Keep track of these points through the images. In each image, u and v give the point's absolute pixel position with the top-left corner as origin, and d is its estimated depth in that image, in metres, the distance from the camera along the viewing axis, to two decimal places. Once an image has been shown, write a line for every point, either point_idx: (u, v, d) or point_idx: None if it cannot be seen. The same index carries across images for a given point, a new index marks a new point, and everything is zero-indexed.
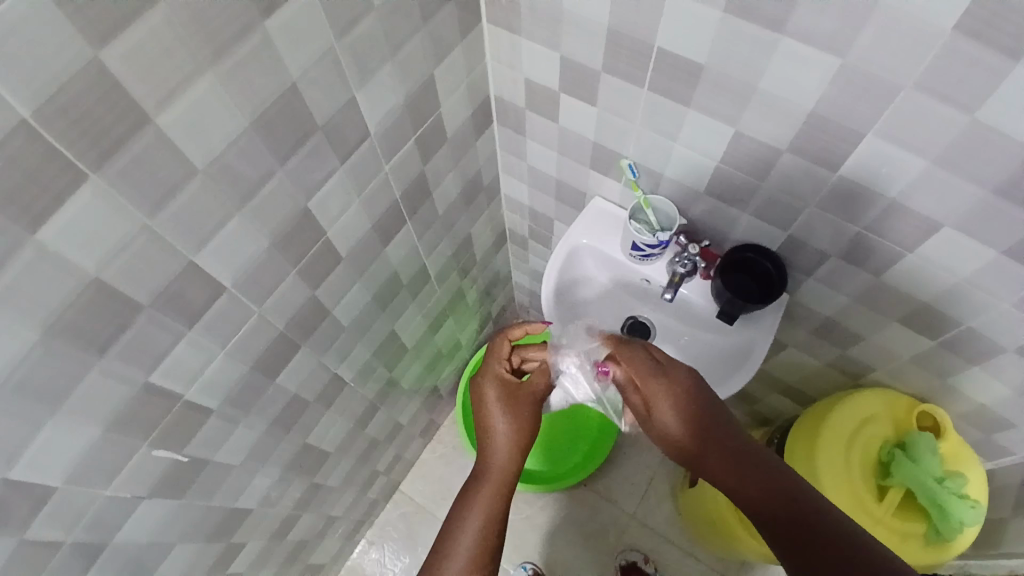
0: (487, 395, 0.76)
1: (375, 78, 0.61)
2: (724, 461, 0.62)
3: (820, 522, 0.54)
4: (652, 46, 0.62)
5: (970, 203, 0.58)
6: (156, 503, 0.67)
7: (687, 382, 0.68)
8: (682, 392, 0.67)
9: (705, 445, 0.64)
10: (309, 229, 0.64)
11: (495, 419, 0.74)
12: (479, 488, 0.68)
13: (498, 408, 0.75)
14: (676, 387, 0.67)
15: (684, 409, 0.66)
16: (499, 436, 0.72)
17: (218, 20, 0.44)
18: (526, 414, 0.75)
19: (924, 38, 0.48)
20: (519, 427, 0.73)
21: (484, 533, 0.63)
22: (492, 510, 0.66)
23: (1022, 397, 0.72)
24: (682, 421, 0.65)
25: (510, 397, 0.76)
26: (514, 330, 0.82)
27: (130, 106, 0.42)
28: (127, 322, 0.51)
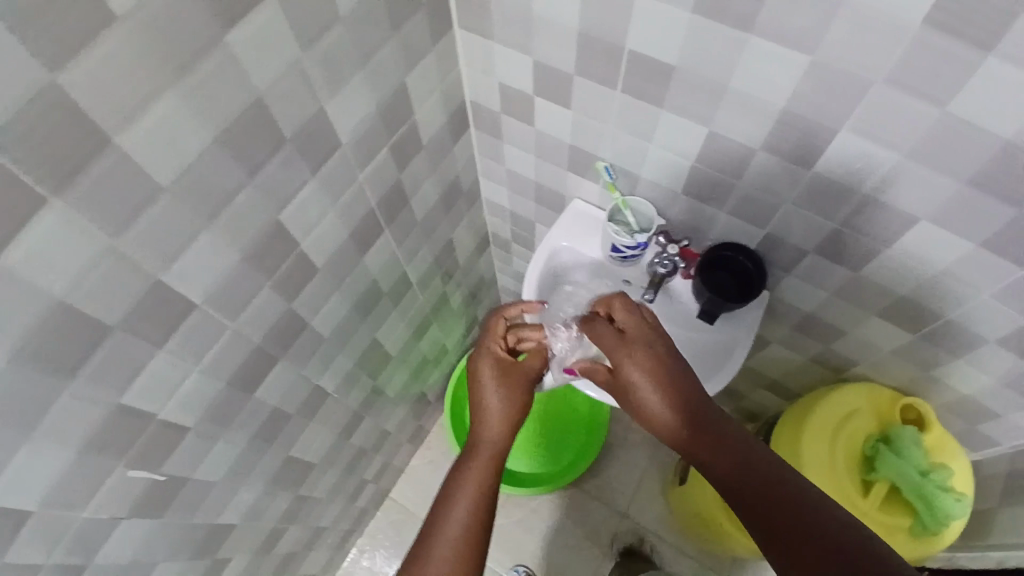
0: (480, 375, 0.76)
1: (346, 88, 0.61)
2: (711, 443, 0.60)
3: (806, 509, 0.53)
4: (622, 49, 0.61)
5: (943, 198, 0.58)
6: (135, 525, 0.66)
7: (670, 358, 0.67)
8: (664, 369, 0.65)
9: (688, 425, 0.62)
10: (283, 242, 0.64)
11: (487, 400, 0.73)
12: (470, 466, 0.68)
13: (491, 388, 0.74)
14: (658, 364, 0.66)
15: (667, 387, 0.64)
16: (492, 416, 0.72)
17: (179, 35, 0.43)
18: (518, 397, 0.74)
19: (893, 33, 0.48)
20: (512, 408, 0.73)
21: (474, 509, 0.64)
22: (483, 488, 0.66)
23: (1002, 388, 0.73)
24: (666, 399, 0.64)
25: (503, 377, 0.76)
26: (509, 310, 0.81)
27: (90, 127, 0.41)
28: (97, 345, 0.50)
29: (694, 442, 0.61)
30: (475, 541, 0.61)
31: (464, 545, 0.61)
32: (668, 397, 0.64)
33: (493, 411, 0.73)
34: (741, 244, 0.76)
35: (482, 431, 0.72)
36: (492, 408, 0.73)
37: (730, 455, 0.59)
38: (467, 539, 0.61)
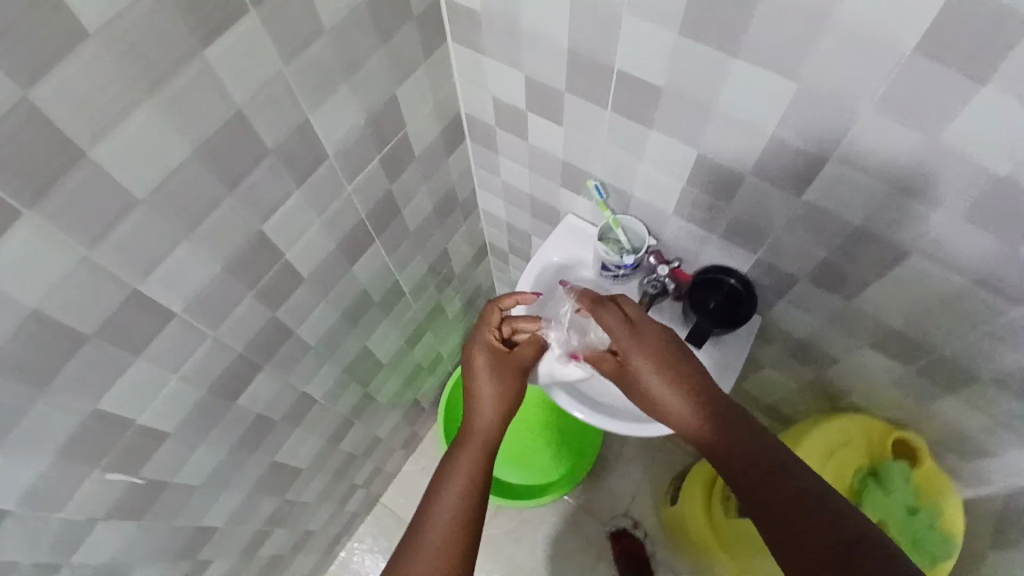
0: (474, 364, 0.77)
1: (330, 101, 0.61)
2: (717, 429, 0.61)
3: (808, 497, 0.53)
4: (612, 68, 0.61)
5: (936, 229, 0.56)
6: (114, 528, 0.67)
7: (669, 348, 0.67)
8: (666, 358, 0.66)
9: (693, 412, 0.63)
10: (265, 253, 0.64)
11: (482, 389, 0.74)
12: (463, 454, 0.68)
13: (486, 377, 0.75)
14: (659, 354, 0.66)
15: (670, 376, 0.65)
16: (486, 404, 0.73)
17: (154, 52, 0.43)
18: (511, 385, 0.76)
19: (884, 61, 0.47)
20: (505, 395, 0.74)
21: (467, 496, 0.63)
22: (476, 476, 0.65)
23: (997, 425, 0.71)
24: (669, 388, 0.64)
25: (497, 367, 0.77)
26: (505, 299, 0.81)
27: (63, 142, 0.42)
28: (72, 353, 0.51)
29: (701, 429, 0.62)
30: (468, 530, 0.60)
31: (457, 534, 0.60)
32: (675, 387, 0.64)
33: (486, 398, 0.73)
34: (732, 266, 0.76)
35: (475, 418, 0.72)
36: (485, 396, 0.74)
37: (735, 441, 0.59)
38: (459, 528, 0.60)
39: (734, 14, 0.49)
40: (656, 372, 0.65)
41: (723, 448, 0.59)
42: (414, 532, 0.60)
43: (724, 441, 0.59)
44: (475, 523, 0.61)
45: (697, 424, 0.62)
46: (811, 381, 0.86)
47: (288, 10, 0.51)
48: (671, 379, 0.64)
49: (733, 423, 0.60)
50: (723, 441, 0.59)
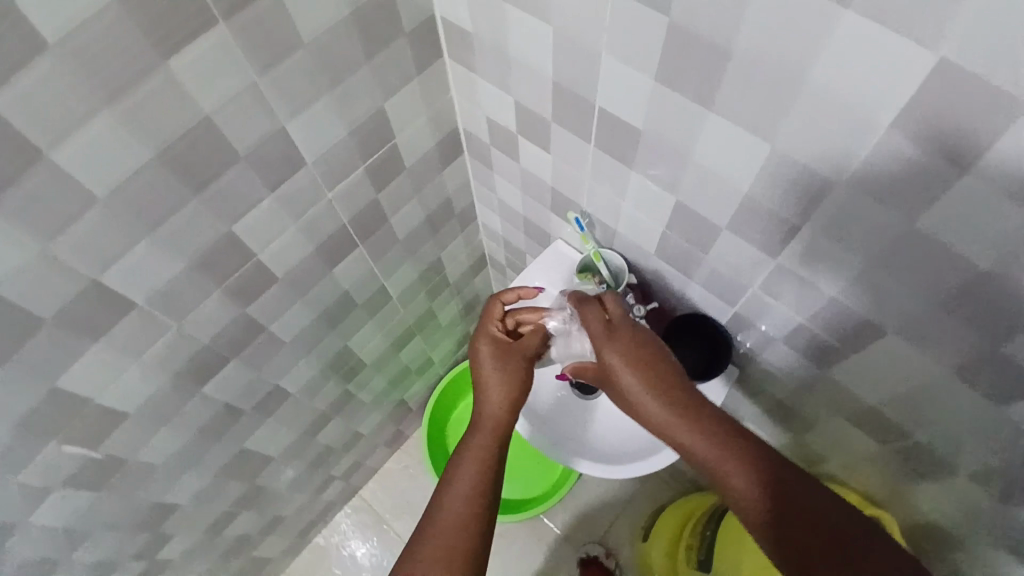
0: (478, 352, 0.73)
1: (309, 111, 0.61)
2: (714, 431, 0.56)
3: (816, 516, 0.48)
4: (593, 105, 0.59)
5: (913, 313, 0.53)
6: (71, 498, 0.70)
7: (648, 347, 0.65)
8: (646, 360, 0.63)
9: (688, 412, 0.58)
10: (236, 253, 0.65)
11: (488, 377, 0.70)
12: (468, 448, 0.64)
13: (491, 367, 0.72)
14: (637, 355, 0.64)
15: (649, 376, 0.62)
16: (492, 392, 0.69)
17: (111, 63, 0.44)
18: (521, 369, 0.72)
19: (859, 133, 0.43)
20: (512, 381, 0.70)
21: (473, 493, 0.60)
22: (481, 470, 0.62)
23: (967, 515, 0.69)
24: (647, 390, 0.61)
25: (504, 355, 0.73)
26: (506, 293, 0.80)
27: (18, 144, 0.43)
28: (28, 337, 0.53)
29: (681, 427, 0.58)
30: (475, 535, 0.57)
31: (462, 539, 0.56)
32: (656, 385, 0.61)
33: (492, 382, 0.70)
34: (710, 314, 0.75)
35: (482, 407, 0.68)
36: (490, 382, 0.70)
37: (737, 447, 0.54)
38: (464, 532, 0.57)
39: (707, 68, 0.47)
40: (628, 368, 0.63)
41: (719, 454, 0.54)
42: (418, 537, 0.58)
43: (722, 444, 0.54)
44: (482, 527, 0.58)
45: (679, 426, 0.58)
46: (790, 442, 0.87)
47: (263, 24, 0.51)
48: (651, 378, 0.62)
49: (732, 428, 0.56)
50: (720, 447, 0.54)
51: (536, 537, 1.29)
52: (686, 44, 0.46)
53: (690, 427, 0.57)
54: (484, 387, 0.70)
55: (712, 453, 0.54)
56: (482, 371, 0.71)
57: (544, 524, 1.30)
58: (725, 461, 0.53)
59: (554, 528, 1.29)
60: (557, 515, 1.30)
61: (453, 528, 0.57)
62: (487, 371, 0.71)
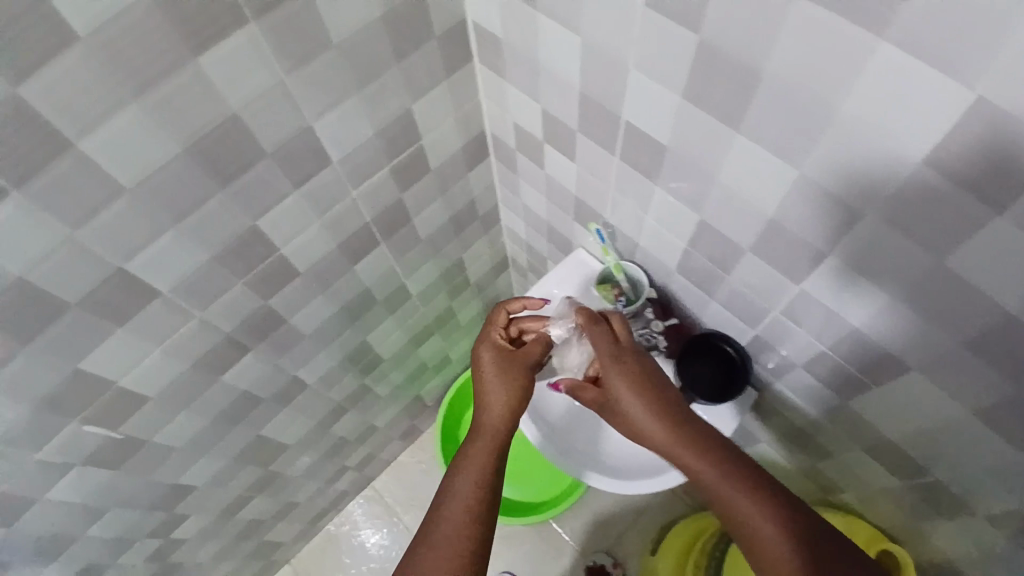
0: (480, 360, 0.73)
1: (337, 111, 0.61)
2: (721, 461, 0.58)
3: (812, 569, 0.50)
4: (619, 117, 0.58)
5: (938, 348, 0.52)
6: (91, 474, 0.72)
7: (654, 374, 0.67)
8: (654, 388, 0.64)
9: (693, 441, 0.60)
10: (260, 247, 0.66)
11: (488, 385, 0.69)
12: (469, 457, 0.64)
13: (491, 375, 0.70)
14: (645, 381, 0.65)
15: (657, 403, 0.63)
16: (493, 398, 0.68)
17: (141, 58, 0.45)
18: (522, 377, 0.70)
19: (889, 166, 0.42)
20: (512, 389, 0.69)
21: (473, 506, 0.60)
22: (482, 482, 0.62)
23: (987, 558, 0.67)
24: (654, 415, 0.62)
25: (505, 363, 0.71)
26: (513, 301, 0.78)
27: (49, 132, 0.45)
28: (53, 318, 0.55)
29: (689, 456, 0.59)
30: (474, 547, 0.58)
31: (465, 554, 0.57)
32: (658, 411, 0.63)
33: (493, 390, 0.68)
34: (730, 334, 0.74)
35: (483, 415, 0.68)
36: (491, 390, 0.69)
37: (748, 482, 0.56)
38: (462, 546, 0.58)
39: (734, 89, 0.46)
40: (639, 400, 0.63)
41: (732, 486, 0.56)
42: (418, 546, 0.59)
43: (734, 478, 0.56)
44: (482, 541, 0.59)
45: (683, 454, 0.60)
46: (806, 469, 0.85)
47: (293, 25, 0.51)
48: (654, 406, 0.63)
49: (738, 460, 0.58)
50: (731, 479, 0.56)
51: (544, 541, 1.29)
52: (714, 64, 0.45)
53: (697, 456, 0.59)
54: (484, 395, 0.69)
55: (722, 485, 0.56)
56: (483, 377, 0.70)
57: (554, 529, 1.30)
58: (736, 494, 0.55)
59: (563, 534, 1.29)
60: (567, 521, 1.30)
61: (455, 542, 0.58)
62: (487, 379, 0.70)
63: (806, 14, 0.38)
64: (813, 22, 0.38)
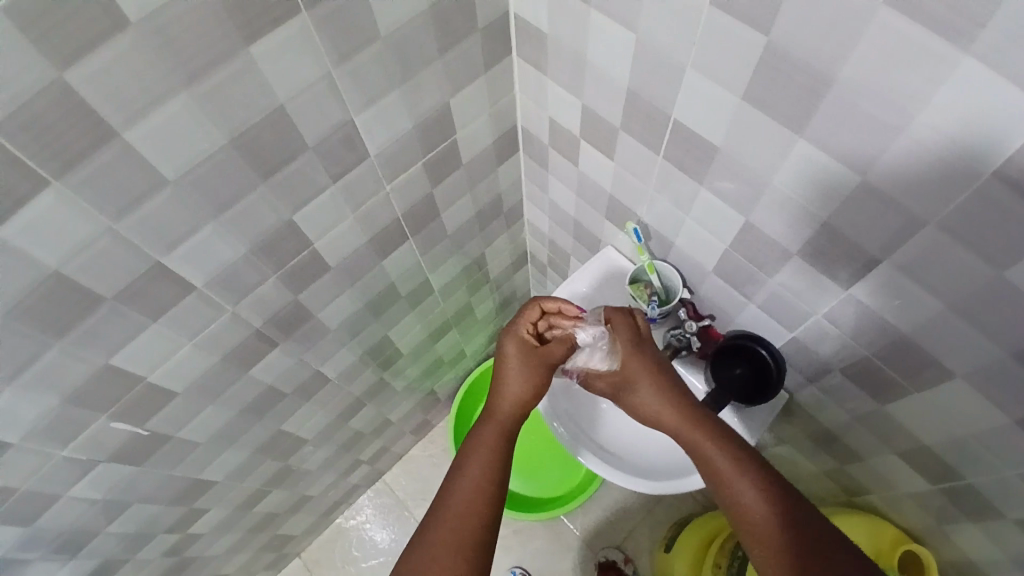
0: (504, 353, 0.72)
1: (380, 104, 0.60)
2: (718, 441, 0.59)
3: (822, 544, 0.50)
4: (669, 117, 0.57)
5: (986, 359, 0.52)
6: (115, 469, 0.71)
7: (661, 361, 0.68)
8: (660, 372, 0.66)
9: (695, 422, 0.61)
10: (295, 241, 0.65)
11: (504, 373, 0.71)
12: (478, 441, 0.63)
13: (511, 364, 0.71)
14: (655, 367, 0.67)
15: (665, 386, 0.65)
16: (509, 387, 0.69)
17: (192, 47, 0.44)
18: (541, 372, 0.71)
19: (955, 178, 0.42)
20: (528, 383, 0.70)
21: (480, 483, 0.59)
22: (487, 461, 0.61)
23: (1013, 565, 0.68)
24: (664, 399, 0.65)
25: (527, 358, 0.72)
26: (548, 302, 0.76)
27: (95, 122, 0.43)
28: (88, 312, 0.53)
29: (690, 436, 0.61)
30: (484, 525, 0.56)
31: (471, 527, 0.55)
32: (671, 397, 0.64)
33: (510, 378, 0.70)
34: (765, 337, 0.74)
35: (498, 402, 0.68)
36: (510, 380, 0.70)
37: (742, 458, 0.57)
38: (467, 522, 0.56)
39: (801, 93, 0.45)
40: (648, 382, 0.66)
41: (726, 463, 0.57)
42: (423, 527, 0.56)
43: (729, 455, 0.57)
44: (492, 518, 0.57)
45: (690, 435, 0.61)
46: (830, 468, 0.86)
47: (343, 16, 0.50)
48: (665, 390, 0.65)
49: (733, 440, 0.59)
50: (726, 454, 0.57)
51: (556, 536, 1.30)
52: (781, 67, 0.45)
53: (696, 436, 0.60)
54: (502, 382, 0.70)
55: (716, 462, 0.57)
56: (501, 367, 0.71)
57: (564, 524, 1.30)
58: (727, 469, 0.56)
59: (573, 529, 1.30)
60: (578, 516, 1.30)
61: (464, 517, 0.56)
62: (508, 368, 0.71)
63: (886, 23, 0.37)
64: (890, 29, 0.38)
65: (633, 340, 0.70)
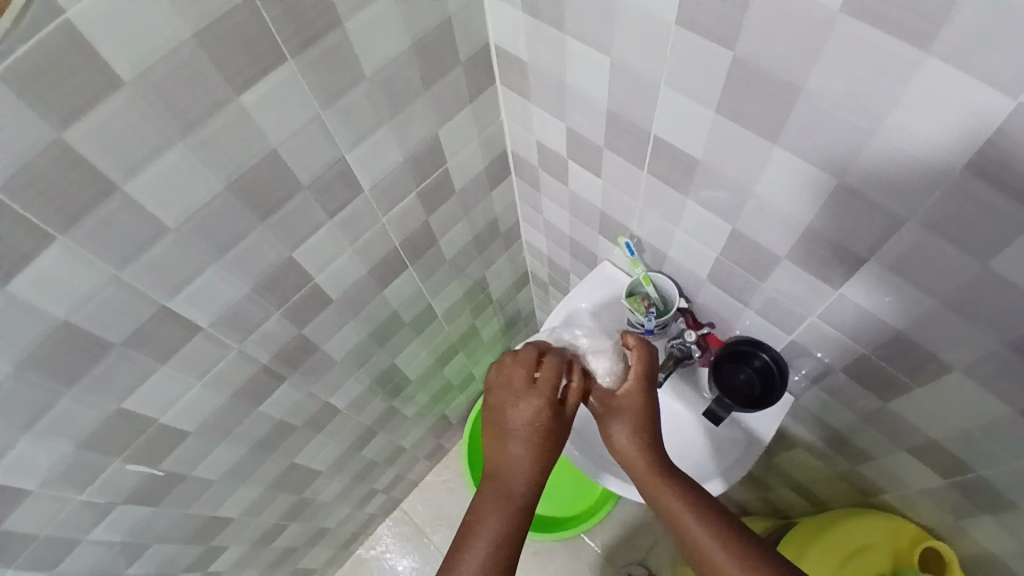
0: (514, 407, 0.61)
1: (371, 140, 0.62)
2: (682, 492, 0.60)
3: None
4: (649, 133, 0.59)
5: (982, 350, 0.52)
6: (132, 511, 0.72)
7: (652, 409, 0.66)
8: (644, 417, 0.65)
9: (661, 471, 0.61)
10: (295, 277, 0.67)
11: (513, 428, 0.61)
12: (482, 516, 0.57)
13: (520, 414, 0.61)
14: (641, 412, 0.65)
15: (643, 431, 0.64)
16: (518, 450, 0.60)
17: (185, 100, 0.46)
18: (560, 432, 0.62)
19: (930, 174, 0.43)
20: (542, 447, 0.60)
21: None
22: (500, 544, 0.55)
23: None
24: (638, 443, 0.63)
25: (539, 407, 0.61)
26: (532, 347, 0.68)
27: (96, 176, 0.45)
28: (98, 359, 0.55)
29: (654, 484, 0.61)
30: None
31: None
32: (642, 442, 0.63)
33: (522, 444, 0.60)
34: (765, 342, 0.74)
35: (509, 466, 0.60)
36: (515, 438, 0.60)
37: (702, 506, 0.58)
38: None
39: (775, 103, 0.47)
40: (628, 425, 0.64)
41: (685, 508, 0.58)
42: None
43: (692, 506, 0.58)
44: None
45: (652, 482, 0.61)
46: (843, 471, 0.86)
47: (329, 59, 0.52)
48: (641, 431, 0.64)
49: (693, 489, 0.60)
50: (686, 503, 0.59)
51: (576, 555, 1.29)
52: (752, 80, 0.46)
53: (661, 486, 0.61)
54: (509, 444, 0.60)
55: (680, 512, 0.58)
56: (508, 423, 0.61)
57: (584, 543, 1.30)
58: (689, 517, 0.57)
59: (593, 547, 1.30)
60: (597, 534, 1.30)
61: None
62: (520, 428, 0.60)
63: (850, 31, 0.39)
64: (854, 36, 0.39)
65: (637, 378, 0.67)
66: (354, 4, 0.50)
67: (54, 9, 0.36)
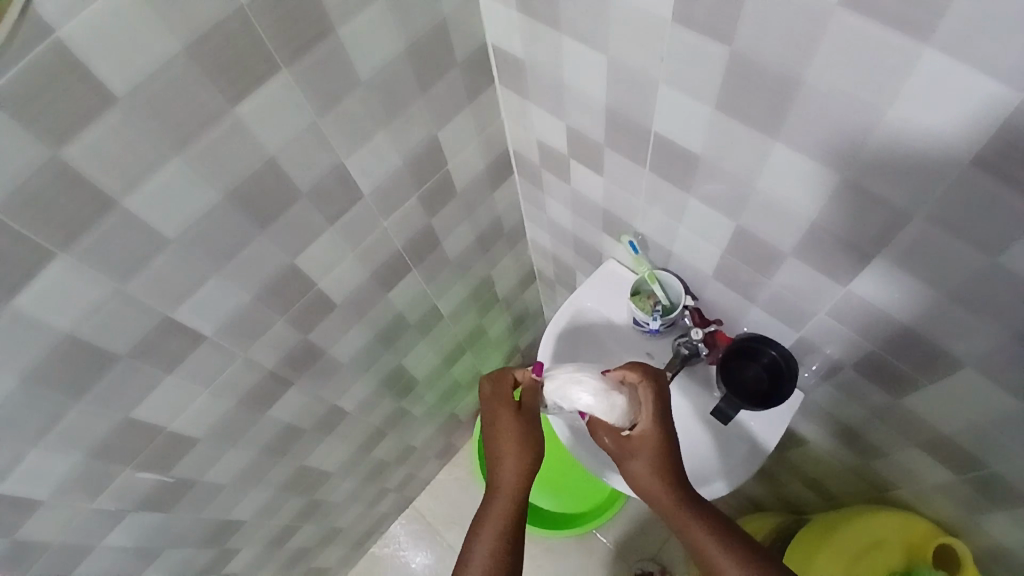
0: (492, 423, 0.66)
1: (370, 145, 0.62)
2: (704, 520, 0.59)
3: None
4: (649, 130, 0.58)
5: (993, 344, 0.51)
6: (143, 517, 0.73)
7: (670, 438, 0.64)
8: (663, 446, 0.62)
9: (681, 500, 0.60)
10: (298, 284, 0.67)
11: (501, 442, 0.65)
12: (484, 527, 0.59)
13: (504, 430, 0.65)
14: (658, 442, 0.63)
15: (661, 458, 0.62)
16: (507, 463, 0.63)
17: (181, 113, 0.46)
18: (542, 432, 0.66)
19: (934, 168, 0.42)
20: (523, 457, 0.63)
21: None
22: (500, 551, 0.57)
23: None
24: (656, 470, 0.61)
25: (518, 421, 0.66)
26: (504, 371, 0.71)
27: (93, 192, 0.45)
28: (104, 371, 0.55)
29: (675, 513, 0.60)
30: None
31: None
32: (658, 469, 0.61)
33: (507, 453, 0.64)
34: (773, 338, 0.73)
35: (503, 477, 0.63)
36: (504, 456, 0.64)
37: (723, 534, 0.58)
38: None
39: (773, 97, 0.46)
40: (646, 453, 0.62)
41: (707, 537, 0.57)
42: None
43: (714, 535, 0.57)
44: None
45: (675, 515, 0.60)
46: (855, 466, 0.85)
47: (324, 66, 0.52)
48: (661, 464, 0.61)
49: (713, 516, 0.59)
50: (707, 531, 0.58)
51: (589, 551, 1.30)
52: (748, 75, 0.45)
53: (681, 512, 0.59)
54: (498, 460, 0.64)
55: (702, 540, 0.57)
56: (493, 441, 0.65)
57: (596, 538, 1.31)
58: (711, 546, 0.57)
59: (606, 543, 1.30)
60: (609, 530, 1.31)
61: None
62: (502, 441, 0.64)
63: (846, 25, 0.38)
64: (850, 29, 0.38)
65: (652, 409, 0.65)
66: (347, 10, 0.50)
67: (45, 29, 0.36)
